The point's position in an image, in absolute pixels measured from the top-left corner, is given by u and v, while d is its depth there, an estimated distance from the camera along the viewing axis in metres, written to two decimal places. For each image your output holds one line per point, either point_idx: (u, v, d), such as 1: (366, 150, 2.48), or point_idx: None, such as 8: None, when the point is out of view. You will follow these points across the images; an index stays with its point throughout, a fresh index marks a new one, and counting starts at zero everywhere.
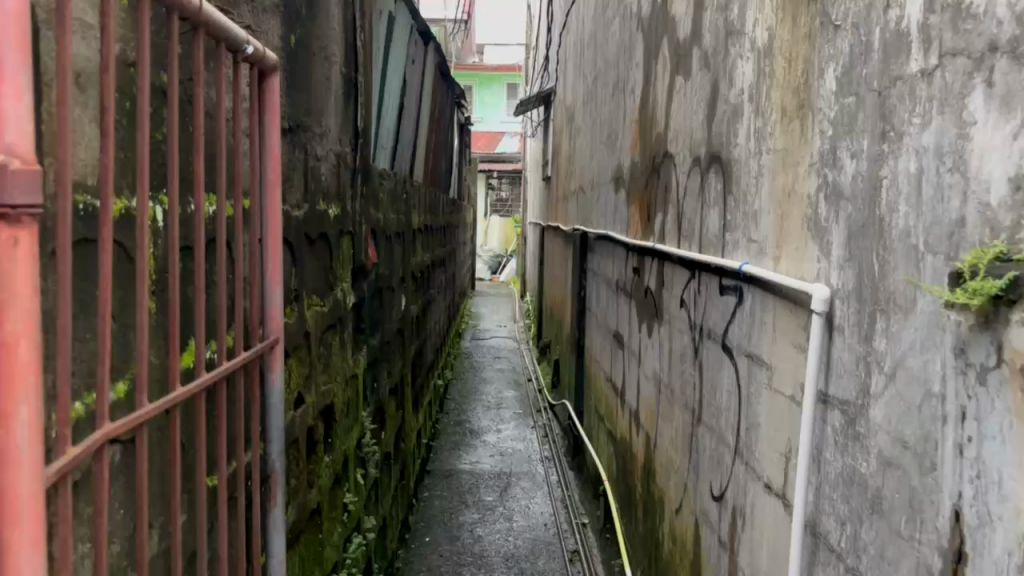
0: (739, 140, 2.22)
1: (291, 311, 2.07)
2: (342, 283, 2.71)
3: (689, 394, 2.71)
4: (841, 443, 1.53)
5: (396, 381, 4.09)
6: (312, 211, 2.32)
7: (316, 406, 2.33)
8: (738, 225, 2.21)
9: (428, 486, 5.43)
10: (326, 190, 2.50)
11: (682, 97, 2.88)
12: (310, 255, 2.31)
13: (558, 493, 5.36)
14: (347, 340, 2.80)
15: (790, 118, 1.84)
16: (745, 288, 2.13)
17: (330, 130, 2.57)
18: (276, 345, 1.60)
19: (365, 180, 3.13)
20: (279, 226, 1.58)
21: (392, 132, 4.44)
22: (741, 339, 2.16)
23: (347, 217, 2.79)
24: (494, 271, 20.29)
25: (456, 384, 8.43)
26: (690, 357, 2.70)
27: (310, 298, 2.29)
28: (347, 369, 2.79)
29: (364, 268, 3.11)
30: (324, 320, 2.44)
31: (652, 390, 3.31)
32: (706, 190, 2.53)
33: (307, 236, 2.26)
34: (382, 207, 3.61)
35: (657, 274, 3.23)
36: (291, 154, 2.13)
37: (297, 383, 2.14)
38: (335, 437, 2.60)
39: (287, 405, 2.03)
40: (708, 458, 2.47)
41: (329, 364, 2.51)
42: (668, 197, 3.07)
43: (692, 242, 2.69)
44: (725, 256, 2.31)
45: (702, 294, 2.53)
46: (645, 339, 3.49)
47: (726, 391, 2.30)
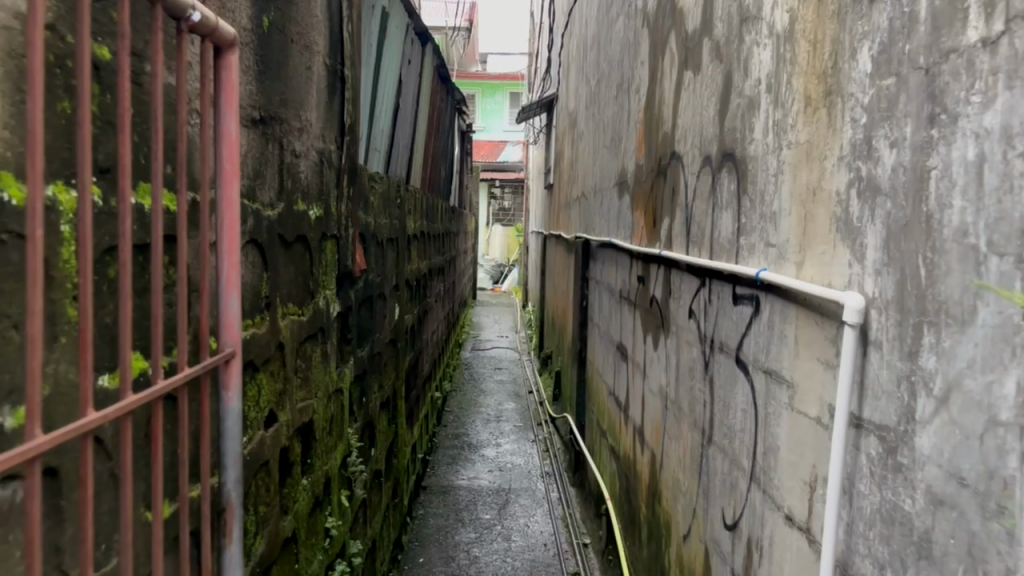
0: (755, 135, 2.03)
1: (259, 320, 1.88)
2: (324, 290, 2.53)
3: (698, 411, 2.52)
4: (879, 474, 1.33)
5: (388, 394, 3.90)
6: (290, 213, 2.14)
7: (292, 425, 2.14)
8: (755, 228, 2.01)
9: (424, 503, 5.22)
10: (306, 191, 2.32)
11: (690, 93, 2.70)
12: (287, 258, 2.12)
13: (558, 511, 5.15)
14: (330, 352, 2.61)
15: (814, 107, 1.65)
16: (763, 297, 1.94)
17: (311, 125, 2.39)
18: (232, 358, 1.41)
19: (354, 182, 2.94)
20: (237, 223, 1.40)
21: (386, 135, 4.26)
22: (757, 353, 1.97)
23: (331, 219, 2.60)
24: (496, 282, 20.13)
25: (455, 395, 8.24)
26: (700, 372, 2.50)
27: (285, 306, 2.10)
28: (330, 383, 2.60)
29: (351, 274, 2.92)
30: (302, 330, 2.25)
31: (657, 405, 3.11)
32: (717, 193, 2.34)
33: (283, 240, 2.08)
34: (373, 212, 3.43)
35: (664, 282, 3.03)
36: (263, 150, 1.95)
37: (269, 401, 1.96)
38: (316, 457, 2.41)
39: (255, 426, 1.84)
40: (719, 482, 2.26)
41: (308, 379, 2.33)
42: (675, 199, 2.88)
43: (702, 249, 2.50)
44: (739, 263, 2.12)
45: (714, 303, 2.34)
46: (651, 353, 3.29)
47: (741, 410, 2.10)
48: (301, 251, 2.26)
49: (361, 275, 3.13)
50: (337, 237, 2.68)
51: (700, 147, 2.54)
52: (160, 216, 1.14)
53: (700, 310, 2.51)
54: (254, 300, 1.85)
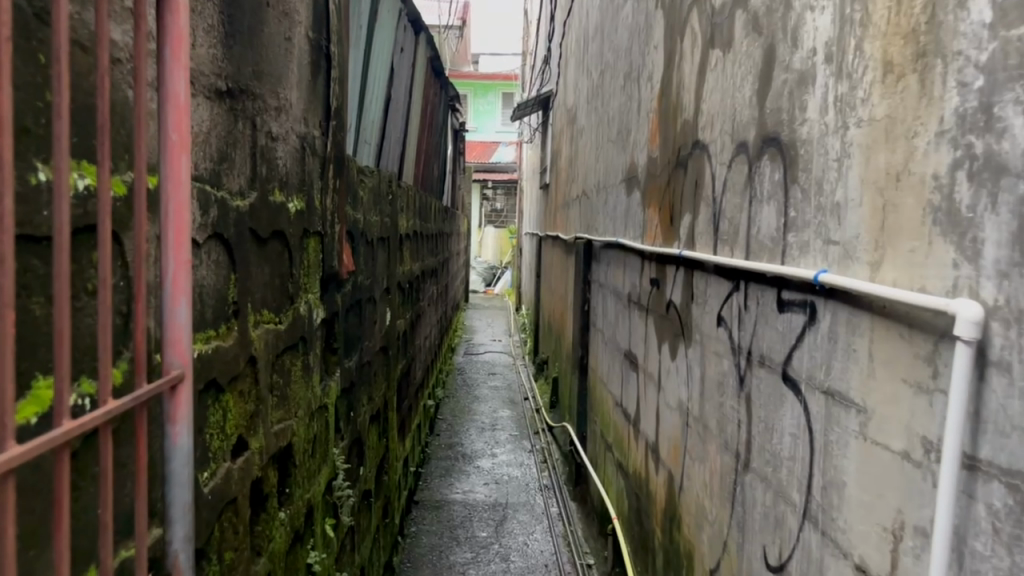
0: (808, 115, 1.74)
1: (225, 330, 1.58)
2: (306, 293, 2.22)
3: (731, 432, 2.23)
4: (1008, 533, 1.05)
5: (379, 406, 3.60)
6: (265, 204, 1.84)
7: (267, 452, 1.84)
8: (809, 222, 1.72)
9: (416, 520, 4.91)
10: (283, 179, 2.02)
11: (719, 74, 2.41)
12: (261, 257, 1.82)
13: (559, 528, 4.85)
14: (313, 365, 2.31)
15: (896, 75, 1.36)
16: (823, 305, 1.65)
17: (291, 106, 2.09)
18: (182, 382, 1.11)
19: (342, 173, 2.64)
20: (187, 209, 1.11)
21: (376, 128, 3.97)
22: (814, 371, 1.68)
23: (314, 213, 2.30)
24: (488, 284, 19.84)
25: (448, 402, 7.93)
26: (732, 388, 2.22)
27: (259, 313, 1.80)
28: (313, 399, 2.30)
29: (338, 276, 2.62)
30: (279, 341, 1.95)
31: (676, 420, 2.83)
32: (756, 183, 2.06)
33: (256, 235, 1.78)
34: (362, 207, 3.13)
35: (684, 285, 2.75)
36: (232, 131, 1.65)
37: (238, 426, 1.66)
38: (296, 486, 2.11)
39: (219, 457, 1.54)
40: (760, 515, 1.98)
41: (287, 397, 2.03)
42: (699, 193, 2.60)
43: (735, 248, 2.21)
44: (787, 263, 1.84)
45: (752, 309, 2.05)
46: (667, 364, 3.00)
47: (789, 434, 1.82)
48: (279, 248, 1.96)
49: (348, 277, 2.82)
50: (321, 234, 2.38)
51: (733, 134, 2.26)
52: (65, 195, 0.84)
53: (733, 318, 2.22)
54: (219, 306, 1.55)
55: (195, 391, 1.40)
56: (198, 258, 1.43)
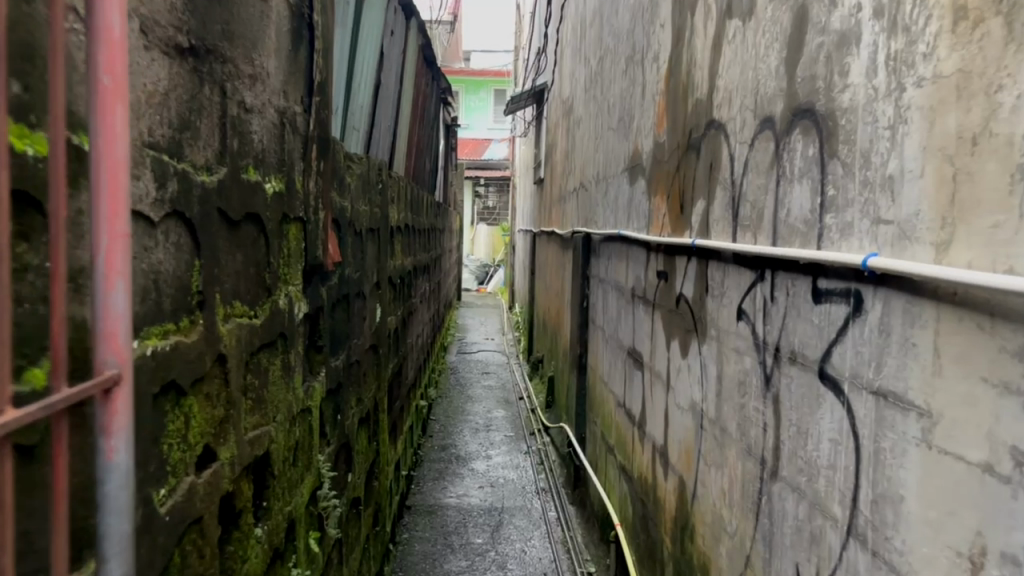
0: (849, 81, 1.55)
1: (186, 323, 1.37)
2: (285, 285, 2.01)
3: (754, 436, 2.04)
4: None
5: (369, 408, 3.39)
6: (237, 183, 1.63)
7: (240, 462, 1.62)
8: (852, 202, 1.53)
9: (408, 526, 4.69)
10: (259, 157, 1.81)
11: (738, 45, 2.22)
12: (233, 242, 1.61)
13: (558, 535, 4.64)
14: (294, 364, 2.10)
15: (970, 23, 1.17)
16: (871, 295, 1.45)
17: (269, 75, 1.88)
18: (118, 385, 0.90)
19: (327, 156, 2.43)
20: (123, 172, 0.89)
21: (365, 115, 3.77)
22: (861, 369, 1.48)
23: (296, 197, 2.09)
24: (481, 282, 19.66)
25: (440, 402, 7.71)
26: (756, 388, 2.02)
27: (229, 305, 1.59)
28: (294, 402, 2.09)
29: (323, 268, 2.41)
30: (254, 336, 1.74)
31: (689, 422, 2.63)
32: (785, 162, 1.86)
33: (226, 217, 1.56)
34: (350, 195, 2.92)
35: (698, 276, 2.55)
36: (198, 96, 1.44)
37: (205, 433, 1.45)
38: (275, 498, 1.90)
39: (180, 470, 1.32)
40: (792, 528, 1.78)
41: (263, 400, 1.82)
42: (715, 176, 2.40)
43: (760, 234, 2.02)
44: (825, 249, 1.64)
45: (784, 301, 1.85)
46: (677, 362, 2.80)
47: (828, 440, 1.62)
48: (253, 232, 1.76)
49: (335, 270, 2.62)
50: (304, 220, 2.18)
51: (756, 110, 2.06)
52: None
53: (757, 311, 2.03)
54: (179, 296, 1.34)
55: (150, 395, 1.20)
56: (150, 239, 1.22)
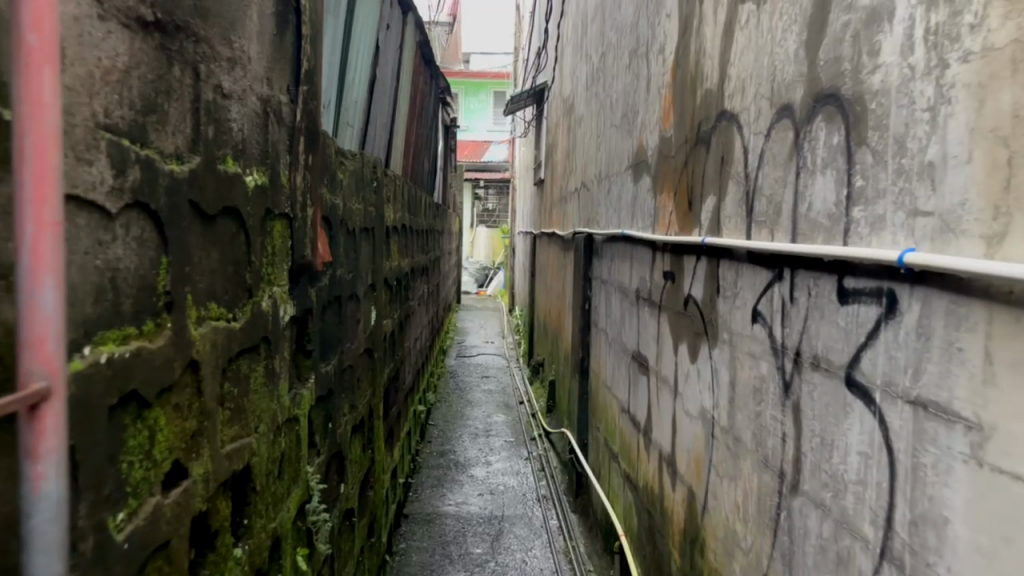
0: (880, 63, 1.42)
1: (151, 326, 1.24)
2: (269, 285, 1.88)
3: (772, 446, 1.90)
4: None
5: (364, 415, 3.26)
6: (212, 173, 1.50)
7: (216, 478, 1.49)
8: (884, 193, 1.40)
9: (405, 536, 4.55)
10: (238, 147, 1.68)
11: (752, 30, 2.09)
12: (207, 238, 1.48)
13: (559, 544, 4.51)
14: (279, 371, 1.97)
15: None
16: (906, 295, 1.32)
17: (250, 60, 1.75)
18: (48, 400, 0.79)
19: (316, 150, 2.29)
20: (53, 148, 0.78)
21: (359, 111, 3.64)
22: (896, 376, 1.35)
23: (281, 192, 1.96)
24: (480, 285, 19.54)
25: (439, 407, 7.58)
26: (775, 395, 1.89)
27: (202, 307, 1.46)
28: (279, 411, 1.95)
29: (312, 268, 2.28)
30: (232, 341, 1.61)
31: (698, 431, 2.50)
32: (806, 152, 1.73)
33: (199, 211, 1.43)
34: (342, 192, 2.79)
35: (708, 275, 2.41)
36: (167, 76, 1.30)
37: (174, 448, 1.31)
38: (257, 516, 1.76)
39: (144, 490, 1.19)
40: (815, 548, 1.65)
41: (243, 410, 1.68)
42: (727, 170, 2.27)
43: (778, 230, 1.89)
44: (852, 245, 1.51)
45: (805, 302, 1.72)
46: (686, 367, 2.67)
47: (856, 452, 1.49)
48: (230, 228, 1.62)
49: (325, 270, 2.49)
50: (290, 217, 2.04)
51: (773, 98, 1.93)
52: None
53: (775, 313, 1.90)
54: (142, 297, 1.20)
55: (105, 408, 1.06)
56: (103, 233, 1.09)
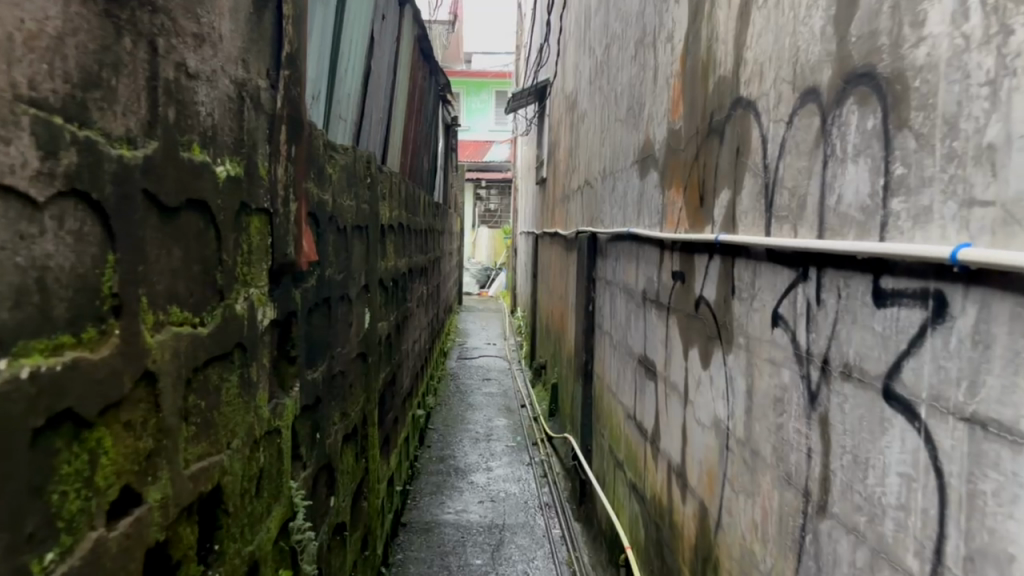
0: (924, 36, 1.26)
1: (92, 334, 1.07)
2: (244, 286, 1.72)
3: (795, 462, 1.74)
4: None
5: (356, 422, 3.11)
6: (173, 161, 1.33)
7: (177, 503, 1.33)
8: (930, 182, 1.24)
9: (403, 546, 4.39)
10: (207, 134, 1.52)
11: (771, 8, 1.93)
12: (166, 234, 1.32)
13: (562, 555, 4.34)
14: (257, 379, 1.80)
15: None
16: (958, 297, 1.16)
17: (223, 38, 1.59)
18: None
19: (300, 141, 2.14)
20: None
21: (353, 104, 3.48)
22: (946, 389, 1.19)
23: (259, 185, 1.80)
24: (482, 286, 19.39)
25: (439, 410, 7.42)
26: (799, 406, 1.72)
27: (160, 311, 1.29)
28: (256, 424, 1.79)
29: (297, 268, 2.12)
30: (199, 349, 1.44)
31: (711, 441, 2.33)
32: (835, 139, 1.57)
33: (157, 202, 1.27)
34: (332, 188, 2.63)
35: (722, 275, 2.25)
36: (116, 48, 1.14)
37: (123, 472, 1.15)
38: (230, 540, 1.60)
39: (81, 526, 1.03)
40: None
41: (212, 425, 1.52)
42: (743, 161, 2.11)
43: (802, 226, 1.72)
44: (892, 241, 1.34)
45: (835, 305, 1.56)
46: (697, 373, 2.51)
47: (895, 474, 1.32)
48: (196, 222, 1.46)
49: (312, 270, 2.33)
50: (270, 212, 1.88)
51: (796, 81, 1.77)
52: None
53: (799, 316, 1.73)
54: (80, 300, 1.04)
55: (26, 432, 0.90)
56: (25, 225, 0.93)
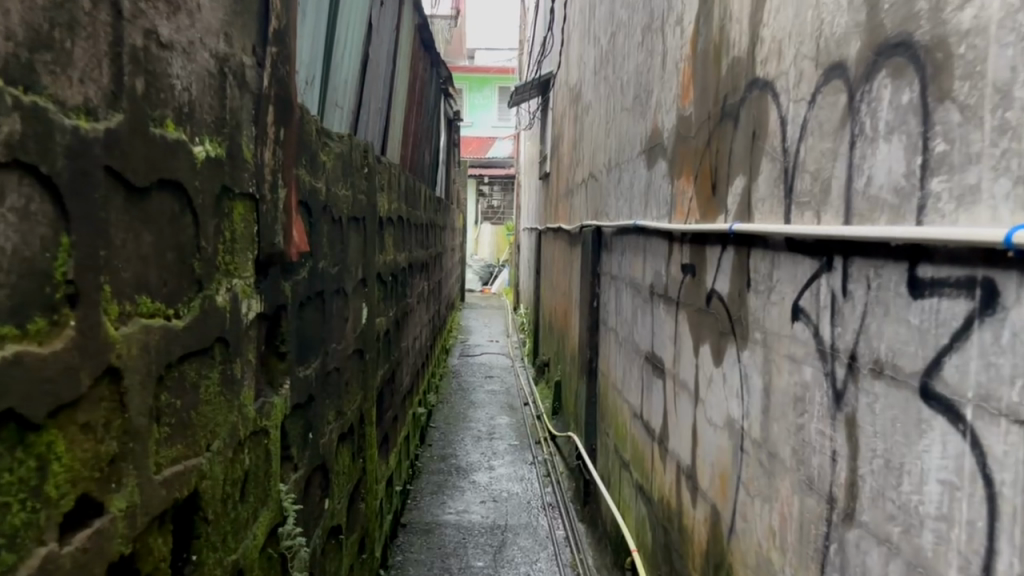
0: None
1: (41, 325, 0.95)
2: (227, 276, 1.60)
3: (818, 466, 1.62)
4: None
5: (353, 421, 2.99)
6: (142, 137, 1.21)
7: (147, 511, 1.21)
8: (977, 160, 1.12)
9: (402, 547, 4.27)
10: (184, 110, 1.40)
11: None
12: (134, 216, 1.20)
13: (566, 557, 4.22)
14: (241, 377, 1.69)
15: None
16: (1011, 286, 1.04)
17: (202, 7, 1.47)
18: None
19: (290, 124, 2.02)
20: None
21: (350, 92, 3.37)
22: (995, 389, 1.07)
23: (244, 168, 1.69)
24: (485, 283, 19.28)
25: (441, 408, 7.30)
26: (823, 406, 1.60)
27: (126, 301, 1.17)
28: (241, 425, 1.67)
29: (287, 259, 2.01)
30: (172, 343, 1.32)
31: (725, 443, 2.21)
32: (864, 117, 1.45)
33: (122, 181, 1.16)
34: (325, 176, 2.51)
35: (737, 266, 2.13)
36: (70, 6, 1.02)
37: (79, 479, 1.03)
38: (209, 550, 1.48)
39: (27, 542, 0.91)
40: None
41: (189, 425, 1.40)
42: (760, 145, 1.99)
43: (826, 211, 1.60)
44: (931, 224, 1.22)
45: (864, 296, 1.44)
46: (709, 371, 2.39)
47: (935, 481, 1.20)
48: (169, 204, 1.34)
49: (304, 262, 2.21)
50: (256, 198, 1.76)
51: (819, 56, 1.65)
52: None
53: (823, 309, 1.61)
54: (25, 287, 0.93)
55: None
56: None
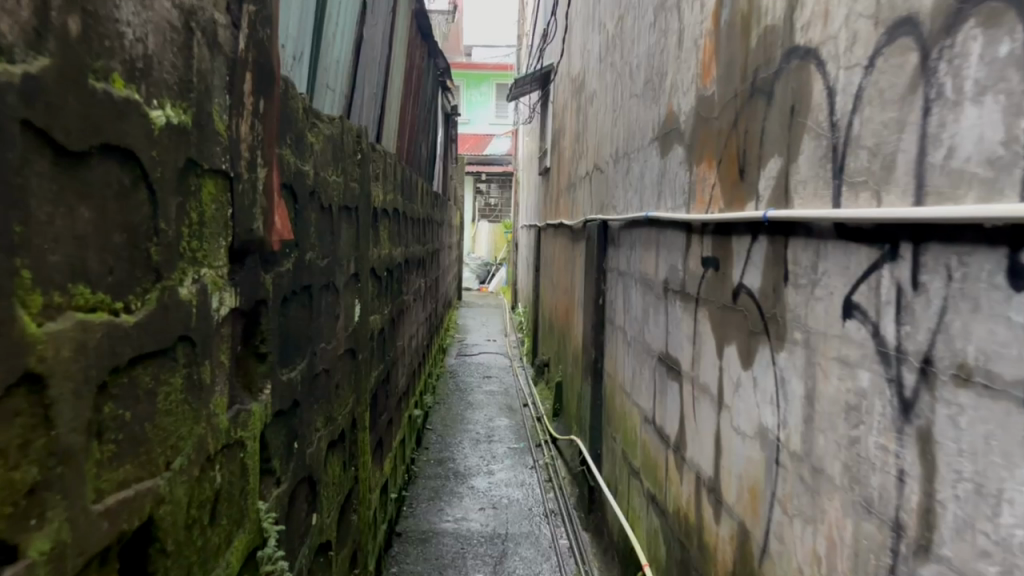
0: None
1: None
2: (193, 265, 1.38)
3: (879, 485, 1.40)
4: None
5: (344, 426, 2.77)
6: (79, 91, 0.99)
7: (83, 550, 0.99)
8: None
9: (398, 558, 4.05)
10: (139, 65, 1.18)
11: None
12: (66, 187, 0.98)
13: (570, 569, 4.00)
14: (211, 383, 1.46)
15: None
16: None
17: None
18: None
19: (271, 96, 1.79)
20: None
21: (343, 73, 3.14)
22: None
23: (215, 140, 1.46)
24: (482, 281, 19.05)
25: (438, 410, 7.08)
26: (886, 416, 1.38)
27: (54, 292, 0.95)
28: (211, 437, 1.45)
29: (268, 248, 1.78)
30: (121, 344, 1.10)
31: (756, 454, 1.99)
32: (943, 79, 1.23)
33: (50, 144, 0.93)
34: (313, 159, 2.28)
35: (771, 257, 1.91)
36: None
37: None
38: None
39: None
40: None
41: (143, 441, 1.18)
42: (801, 122, 1.77)
43: (889, 192, 1.38)
44: None
45: (943, 289, 1.21)
46: (736, 374, 2.16)
47: None
48: (117, 176, 1.11)
49: (288, 252, 1.99)
50: (230, 175, 1.54)
51: (880, 13, 1.43)
52: None
53: (885, 304, 1.39)
54: None
55: None
56: None
